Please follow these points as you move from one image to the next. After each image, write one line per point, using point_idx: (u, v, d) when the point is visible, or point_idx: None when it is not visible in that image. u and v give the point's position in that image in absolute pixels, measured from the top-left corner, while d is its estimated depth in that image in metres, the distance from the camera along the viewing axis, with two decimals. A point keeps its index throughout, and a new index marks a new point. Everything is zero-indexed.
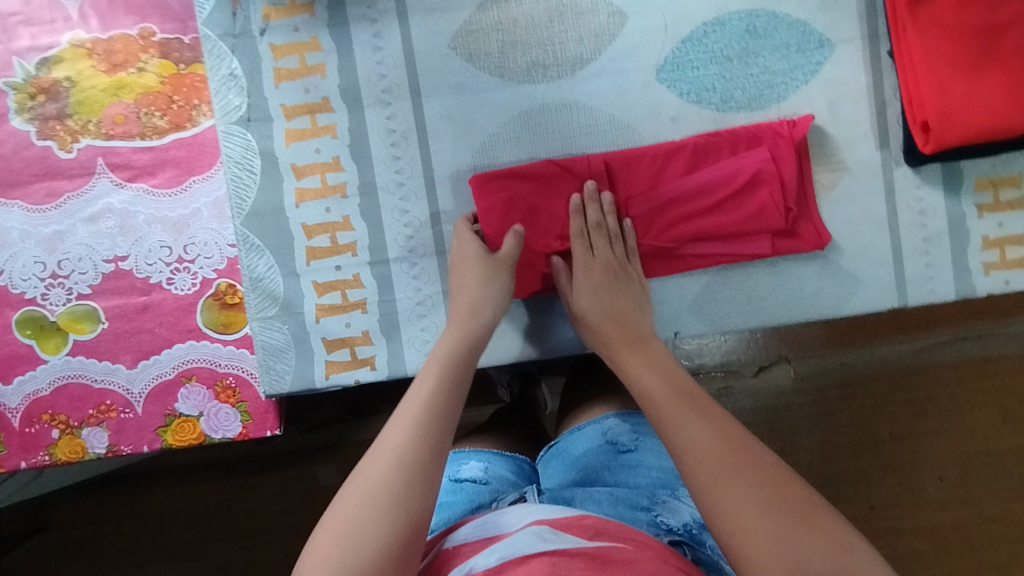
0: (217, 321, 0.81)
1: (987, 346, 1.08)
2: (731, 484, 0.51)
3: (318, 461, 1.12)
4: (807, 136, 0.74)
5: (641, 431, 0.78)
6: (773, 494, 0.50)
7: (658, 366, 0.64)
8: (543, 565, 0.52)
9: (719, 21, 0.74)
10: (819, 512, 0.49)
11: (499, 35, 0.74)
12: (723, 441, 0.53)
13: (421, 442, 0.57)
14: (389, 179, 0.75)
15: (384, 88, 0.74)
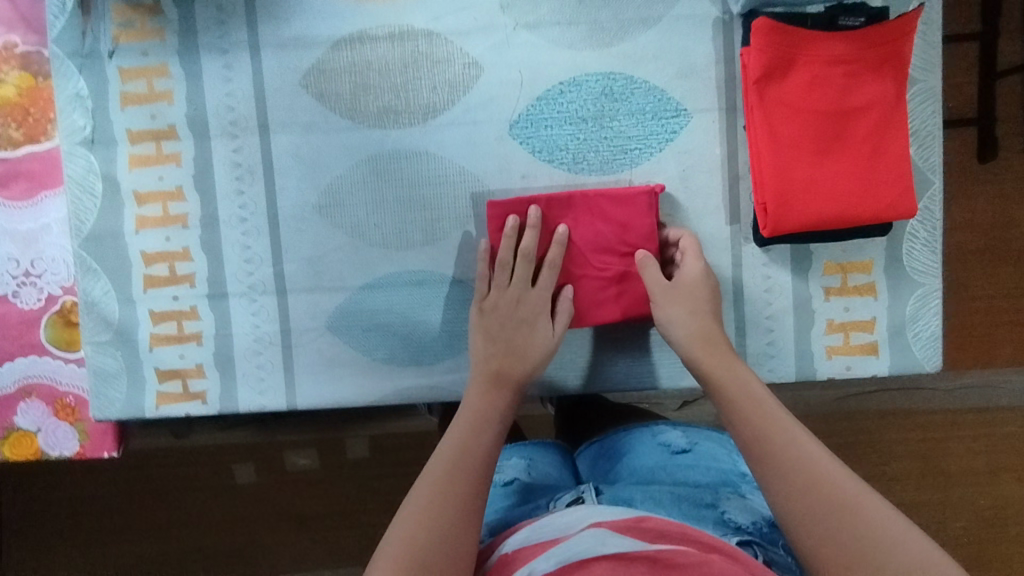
0: (60, 339, 0.80)
1: (909, 400, 1.09)
2: (813, 514, 0.51)
3: (236, 458, 1.12)
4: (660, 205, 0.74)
5: (693, 434, 0.79)
6: (856, 520, 0.49)
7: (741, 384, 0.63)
8: (604, 568, 0.52)
9: (575, 81, 0.74)
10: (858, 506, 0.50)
11: (351, 77, 0.73)
12: (802, 466, 0.54)
13: (460, 477, 0.58)
14: (232, 213, 0.74)
15: (232, 121, 0.73)
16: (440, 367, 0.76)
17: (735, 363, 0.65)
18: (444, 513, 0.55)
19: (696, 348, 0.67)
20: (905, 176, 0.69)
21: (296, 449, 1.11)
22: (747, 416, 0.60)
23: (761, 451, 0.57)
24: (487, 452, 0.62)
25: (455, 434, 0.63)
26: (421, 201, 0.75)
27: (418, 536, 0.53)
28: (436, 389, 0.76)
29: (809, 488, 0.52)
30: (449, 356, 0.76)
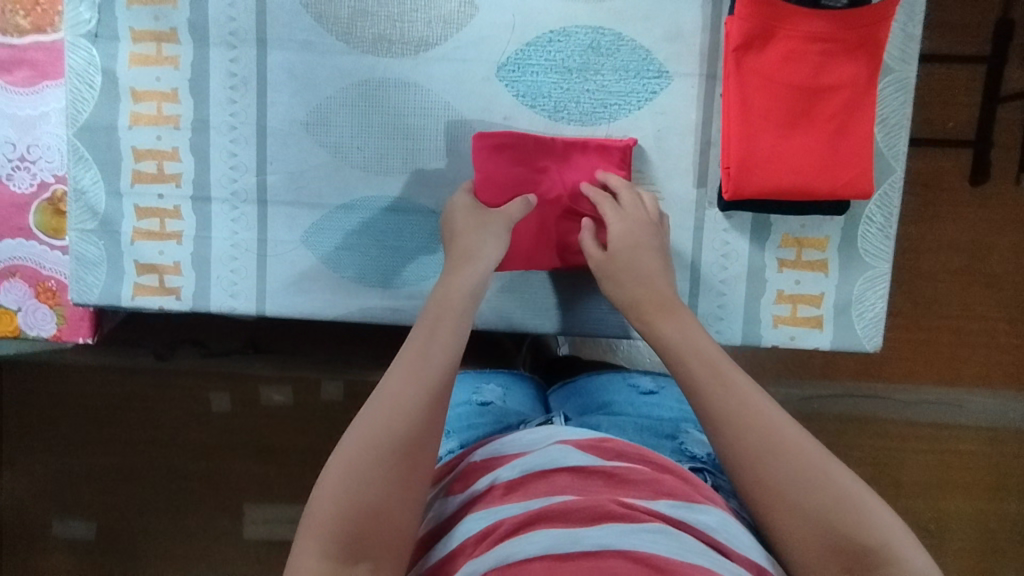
0: (48, 226, 0.84)
1: (875, 407, 1.17)
2: (761, 463, 0.52)
3: (213, 387, 1.16)
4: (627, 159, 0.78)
5: (662, 380, 0.84)
6: (790, 458, 0.51)
7: (690, 334, 0.63)
8: (564, 479, 0.57)
9: (565, 32, 0.76)
10: (787, 440, 0.52)
11: (350, 2, 0.76)
12: (745, 403, 0.55)
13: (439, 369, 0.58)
14: (222, 121, 0.78)
15: (231, 32, 0.76)
16: (406, 291, 0.80)
17: (678, 310, 0.66)
18: (419, 404, 0.55)
19: (643, 288, 0.69)
20: (866, 158, 0.72)
21: (271, 384, 1.15)
22: (688, 367, 0.59)
23: (701, 400, 0.56)
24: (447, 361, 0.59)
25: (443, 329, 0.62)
26: (404, 130, 0.78)
27: (395, 418, 0.54)
28: (400, 312, 0.80)
29: (751, 432, 0.53)
30: (414, 281, 0.80)
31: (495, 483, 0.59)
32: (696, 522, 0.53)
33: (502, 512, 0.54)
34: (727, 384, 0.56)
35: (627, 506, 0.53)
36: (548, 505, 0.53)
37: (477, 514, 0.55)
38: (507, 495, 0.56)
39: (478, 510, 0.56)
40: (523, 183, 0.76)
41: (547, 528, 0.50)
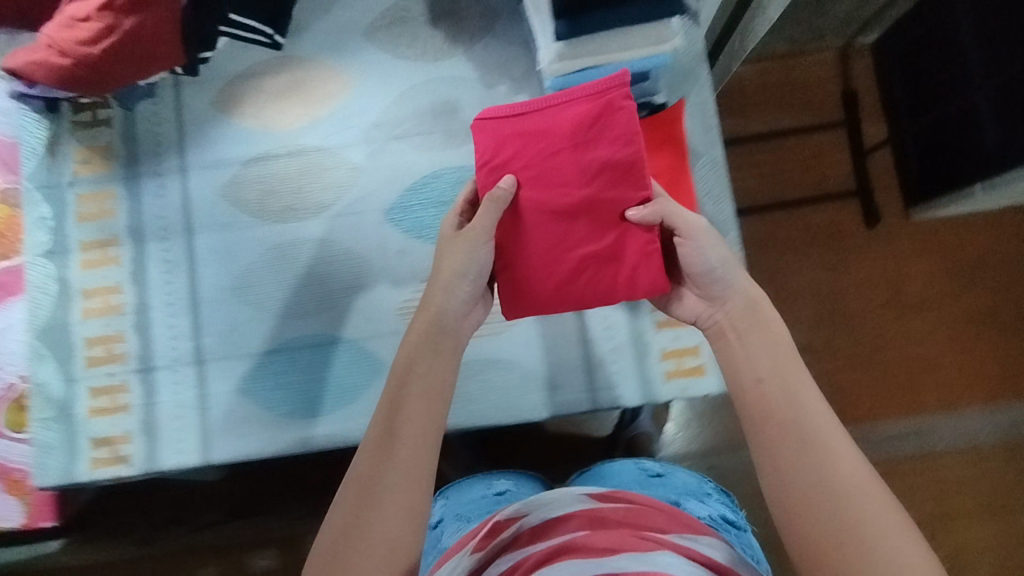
0: (14, 422, 0.93)
1: None
2: (796, 467, 0.57)
3: (201, 564, 1.20)
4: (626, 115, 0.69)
5: (669, 466, 0.99)
6: (829, 472, 0.56)
7: (769, 339, 0.65)
8: (581, 521, 0.69)
9: (435, 174, 0.93)
10: (829, 459, 0.56)
11: (258, 186, 0.93)
12: (802, 411, 0.59)
13: (432, 409, 0.64)
14: (161, 300, 0.91)
15: (164, 227, 0.92)
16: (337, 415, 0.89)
17: (768, 325, 0.66)
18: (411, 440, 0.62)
19: (737, 324, 0.67)
20: None
21: (257, 550, 1.19)
22: (759, 359, 0.64)
23: (755, 394, 0.62)
24: (435, 394, 0.65)
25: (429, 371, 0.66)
26: (316, 278, 0.92)
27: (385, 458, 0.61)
28: (334, 435, 0.89)
29: (796, 440, 0.58)
30: (341, 406, 0.89)
31: (522, 528, 0.72)
32: (704, 551, 0.65)
33: (527, 550, 0.66)
34: (788, 388, 0.61)
35: (642, 539, 0.63)
36: (574, 541, 0.64)
37: (509, 556, 0.67)
38: (537, 540, 0.68)
39: (509, 553, 0.68)
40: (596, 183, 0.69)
41: (571, 557, 0.61)
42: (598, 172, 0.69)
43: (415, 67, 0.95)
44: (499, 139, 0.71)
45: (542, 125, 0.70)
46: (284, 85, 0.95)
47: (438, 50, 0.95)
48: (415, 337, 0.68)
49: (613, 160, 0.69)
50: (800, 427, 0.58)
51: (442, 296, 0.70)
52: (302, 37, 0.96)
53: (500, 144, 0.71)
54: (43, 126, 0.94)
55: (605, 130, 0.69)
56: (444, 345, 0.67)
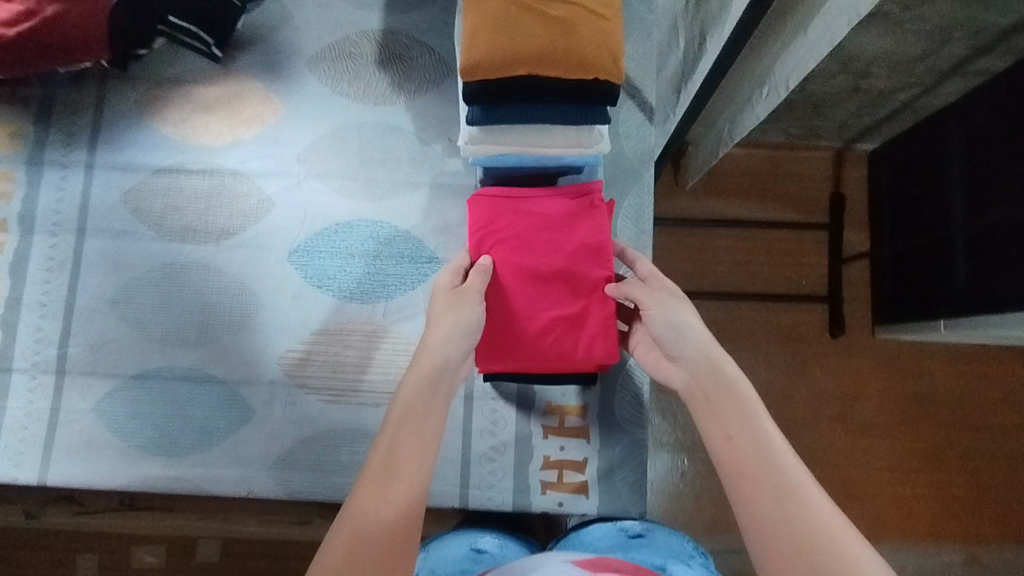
0: None
1: None
2: (773, 525, 0.55)
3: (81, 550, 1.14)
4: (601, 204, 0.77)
5: (648, 524, 0.81)
6: (792, 526, 0.54)
7: (731, 389, 0.64)
8: None
9: (349, 224, 0.88)
10: (801, 511, 0.55)
11: (163, 198, 0.88)
12: (765, 461, 0.59)
13: (418, 455, 0.62)
14: (34, 299, 0.86)
15: (55, 223, 0.88)
16: (191, 458, 0.83)
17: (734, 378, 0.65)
18: (400, 483, 0.59)
19: (706, 388, 0.65)
20: None
21: (145, 545, 1.14)
22: (722, 411, 0.63)
23: (728, 451, 0.61)
24: (424, 425, 0.64)
25: (429, 418, 0.64)
26: (200, 307, 0.86)
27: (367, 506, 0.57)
28: (183, 479, 0.83)
29: (767, 496, 0.57)
30: (198, 450, 0.83)
31: None
32: None
33: None
34: (754, 438, 0.61)
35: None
36: None
37: None
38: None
39: None
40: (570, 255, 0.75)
41: None
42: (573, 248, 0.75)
43: (352, 107, 0.91)
44: (494, 212, 0.76)
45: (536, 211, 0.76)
46: (214, 99, 0.91)
47: (379, 94, 0.91)
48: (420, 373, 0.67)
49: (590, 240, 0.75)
50: (761, 476, 0.58)
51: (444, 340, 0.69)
52: (243, 54, 0.92)
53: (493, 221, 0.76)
54: None
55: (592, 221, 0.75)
56: (432, 378, 0.66)
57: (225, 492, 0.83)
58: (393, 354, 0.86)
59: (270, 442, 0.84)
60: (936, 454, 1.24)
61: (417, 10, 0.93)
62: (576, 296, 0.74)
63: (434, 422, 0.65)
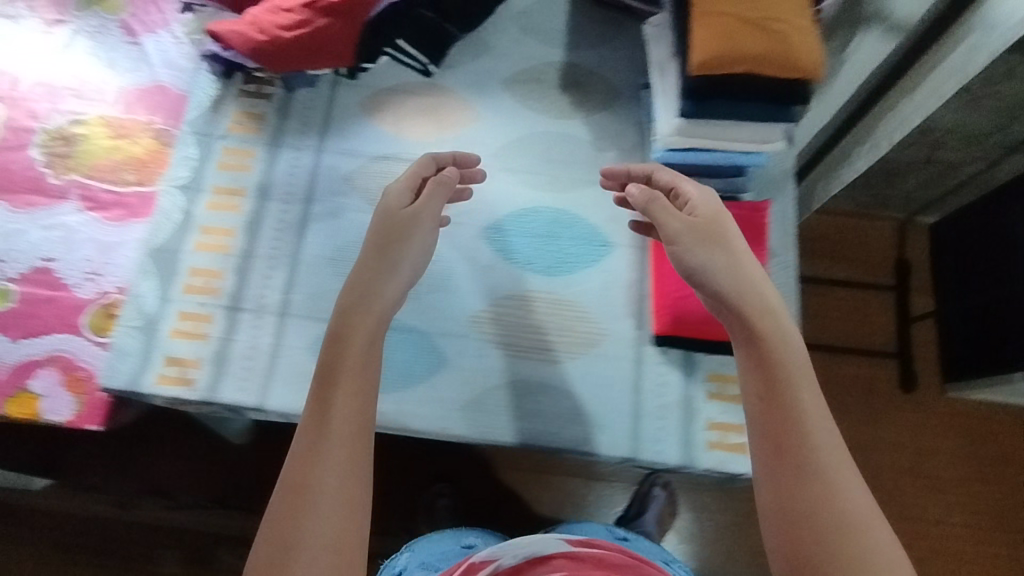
0: (98, 326, 1.00)
1: None
2: (811, 446, 0.71)
3: (171, 547, 1.45)
4: (762, 218, 0.96)
5: (635, 537, 1.06)
6: (810, 469, 0.70)
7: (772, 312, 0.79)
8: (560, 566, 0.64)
9: (535, 210, 1.04)
10: (821, 462, 0.70)
11: (380, 180, 1.04)
12: (806, 398, 0.74)
13: (361, 435, 0.73)
14: (265, 252, 1.00)
15: (287, 192, 1.03)
16: (391, 397, 0.93)
17: (722, 249, 0.83)
18: (309, 454, 0.70)
19: (750, 305, 0.79)
20: None
21: (230, 549, 1.44)
22: (770, 340, 0.77)
23: (777, 363, 0.76)
24: (362, 400, 0.75)
25: (373, 370, 0.77)
26: None
27: (312, 478, 0.69)
28: (385, 414, 0.92)
29: (803, 428, 0.72)
30: (399, 390, 0.94)
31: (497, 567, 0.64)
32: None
33: None
34: (806, 370, 0.76)
35: None
36: None
37: None
38: None
39: None
40: None
41: None
42: None
43: (539, 118, 1.09)
44: None
45: None
46: (423, 107, 1.09)
47: (560, 110, 1.10)
48: (323, 362, 0.76)
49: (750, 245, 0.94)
50: (796, 417, 0.73)
51: (411, 220, 0.86)
52: (450, 71, 1.11)
53: None
54: (214, 87, 1.08)
55: (753, 235, 0.95)
56: (363, 358, 0.77)
57: (419, 429, 0.93)
58: (571, 319, 0.98)
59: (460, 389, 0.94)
60: (988, 478, 1.47)
61: (593, 48, 1.14)
62: None
63: (360, 390, 0.75)
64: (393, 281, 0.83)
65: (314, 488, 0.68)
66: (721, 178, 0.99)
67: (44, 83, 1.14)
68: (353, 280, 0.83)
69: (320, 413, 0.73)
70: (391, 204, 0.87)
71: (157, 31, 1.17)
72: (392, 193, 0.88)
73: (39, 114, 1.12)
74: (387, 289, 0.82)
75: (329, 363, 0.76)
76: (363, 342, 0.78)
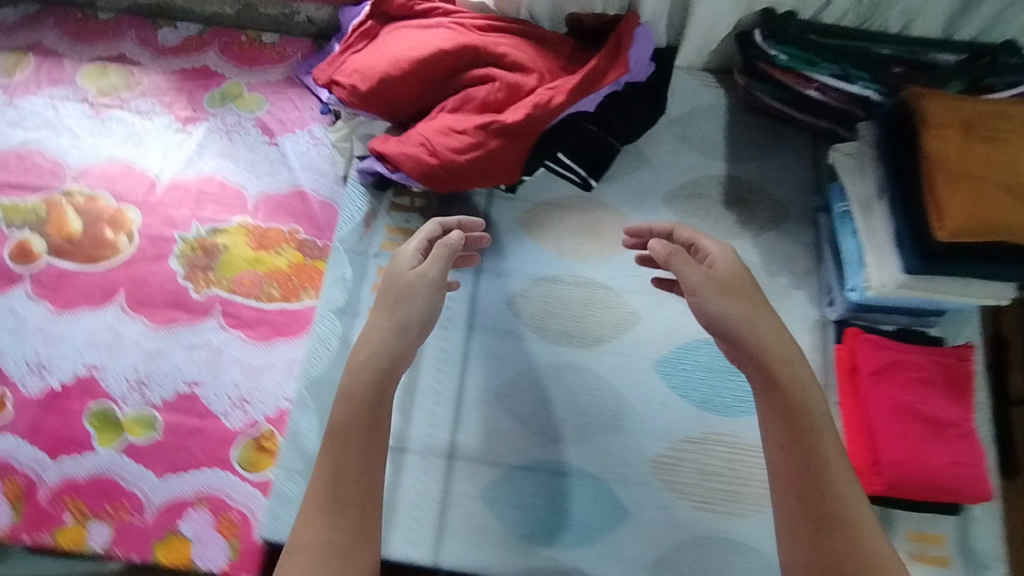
0: (248, 460, 0.94)
1: None
2: (828, 483, 0.73)
3: None
4: (968, 365, 0.90)
5: None
6: (836, 505, 0.72)
7: (777, 335, 0.80)
8: None
9: (708, 341, 0.98)
10: (833, 497, 0.72)
11: (542, 305, 0.99)
12: (816, 435, 0.75)
13: (356, 471, 0.73)
14: (428, 385, 0.94)
15: (448, 318, 0.98)
16: (570, 551, 0.87)
17: (741, 301, 0.81)
18: (326, 507, 0.71)
19: (767, 355, 0.79)
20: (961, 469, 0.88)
21: None
22: (782, 381, 0.77)
23: (796, 404, 0.77)
24: (365, 465, 0.73)
25: (364, 404, 0.75)
26: (574, 406, 0.94)
27: (323, 527, 0.69)
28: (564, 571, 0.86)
29: (795, 466, 0.75)
30: (578, 544, 0.87)
31: None
32: None
33: None
34: (814, 402, 0.77)
35: None
36: None
37: None
38: None
39: None
40: (944, 406, 0.87)
41: None
42: (946, 400, 0.87)
43: (704, 237, 1.04)
44: (879, 360, 0.89)
45: (918, 365, 0.89)
46: (582, 225, 1.04)
47: (726, 229, 1.04)
48: (335, 423, 0.74)
49: (959, 397, 0.88)
50: (805, 451, 0.75)
51: (415, 275, 0.82)
52: (608, 185, 1.07)
53: (879, 367, 0.89)
54: (365, 200, 1.04)
55: (961, 384, 0.89)
56: (352, 405, 0.75)
57: None
58: (755, 466, 0.91)
59: (643, 543, 0.87)
60: None
61: (755, 160, 1.09)
62: (950, 439, 0.85)
63: (358, 439, 0.74)
64: (404, 342, 0.78)
65: (312, 526, 0.70)
66: (911, 314, 0.94)
67: (181, 186, 1.09)
68: (370, 328, 0.79)
69: (320, 471, 0.73)
70: (397, 266, 0.83)
71: (295, 130, 1.13)
72: (412, 248, 0.85)
73: (177, 220, 1.07)
74: (387, 334, 0.78)
75: (347, 420, 0.74)
76: (352, 397, 0.75)
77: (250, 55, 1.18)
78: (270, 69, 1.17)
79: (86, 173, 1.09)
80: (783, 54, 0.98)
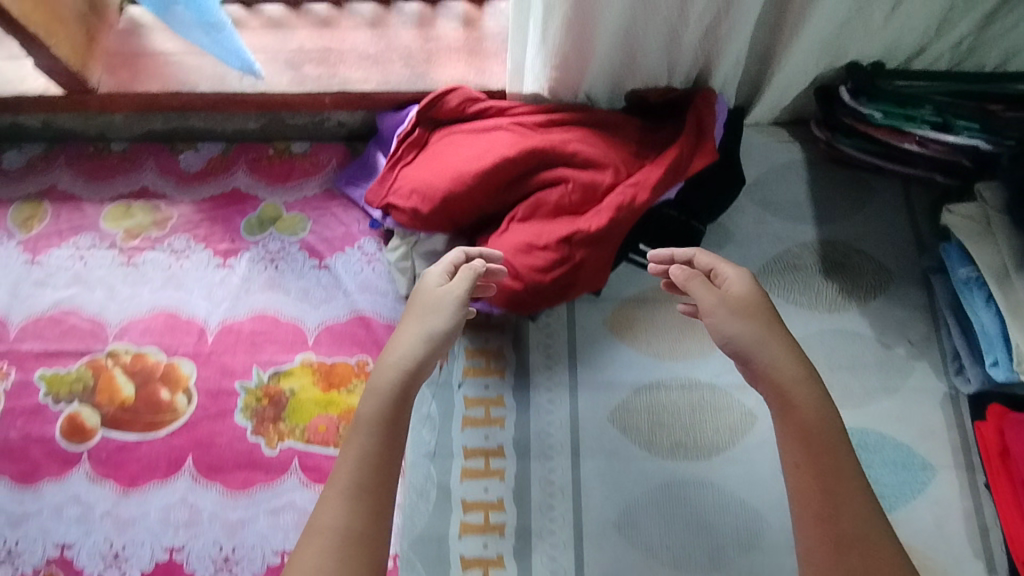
0: None
1: None
2: (841, 510, 0.68)
3: None
4: None
5: None
6: (858, 537, 0.67)
7: (796, 357, 0.73)
8: None
9: None
10: (855, 528, 0.67)
11: (649, 416, 0.92)
12: (832, 458, 0.70)
13: (374, 473, 0.67)
14: (542, 525, 0.87)
15: (549, 445, 0.91)
16: None
17: (767, 322, 0.74)
18: (353, 503, 0.66)
19: (784, 373, 0.72)
20: None
21: None
22: (795, 405, 0.71)
23: (810, 428, 0.71)
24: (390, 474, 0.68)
25: (394, 410, 0.70)
26: (704, 527, 0.86)
27: (353, 526, 0.65)
28: None
29: (812, 492, 0.69)
30: None
31: None
32: None
33: None
34: (831, 426, 0.71)
35: None
36: None
37: None
38: None
39: None
40: None
41: None
42: None
43: (807, 314, 0.96)
44: None
45: None
46: (678, 321, 0.97)
47: (831, 301, 0.96)
48: (364, 414, 0.69)
49: None
50: (824, 481, 0.69)
51: (437, 293, 0.77)
52: None
53: None
54: None
55: None
56: (383, 408, 0.70)
57: None
58: None
59: None
60: None
61: (848, 219, 1.00)
62: None
63: (392, 449, 0.69)
64: (436, 350, 0.74)
65: (331, 522, 0.65)
66: None
67: (233, 329, 1.00)
68: (396, 335, 0.75)
69: (340, 468, 0.68)
70: (425, 285, 0.78)
71: (345, 248, 1.04)
72: (439, 274, 0.79)
73: (235, 368, 0.98)
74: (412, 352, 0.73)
75: (379, 410, 0.70)
76: (386, 383, 0.71)
77: (283, 171, 1.08)
78: (306, 185, 1.08)
79: (129, 328, 1.00)
80: (878, 111, 0.89)
